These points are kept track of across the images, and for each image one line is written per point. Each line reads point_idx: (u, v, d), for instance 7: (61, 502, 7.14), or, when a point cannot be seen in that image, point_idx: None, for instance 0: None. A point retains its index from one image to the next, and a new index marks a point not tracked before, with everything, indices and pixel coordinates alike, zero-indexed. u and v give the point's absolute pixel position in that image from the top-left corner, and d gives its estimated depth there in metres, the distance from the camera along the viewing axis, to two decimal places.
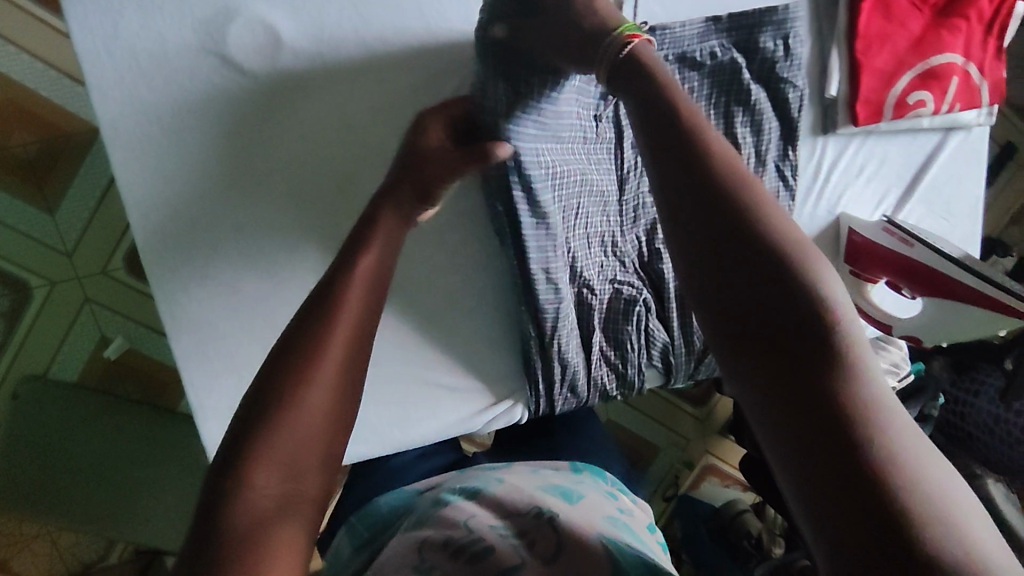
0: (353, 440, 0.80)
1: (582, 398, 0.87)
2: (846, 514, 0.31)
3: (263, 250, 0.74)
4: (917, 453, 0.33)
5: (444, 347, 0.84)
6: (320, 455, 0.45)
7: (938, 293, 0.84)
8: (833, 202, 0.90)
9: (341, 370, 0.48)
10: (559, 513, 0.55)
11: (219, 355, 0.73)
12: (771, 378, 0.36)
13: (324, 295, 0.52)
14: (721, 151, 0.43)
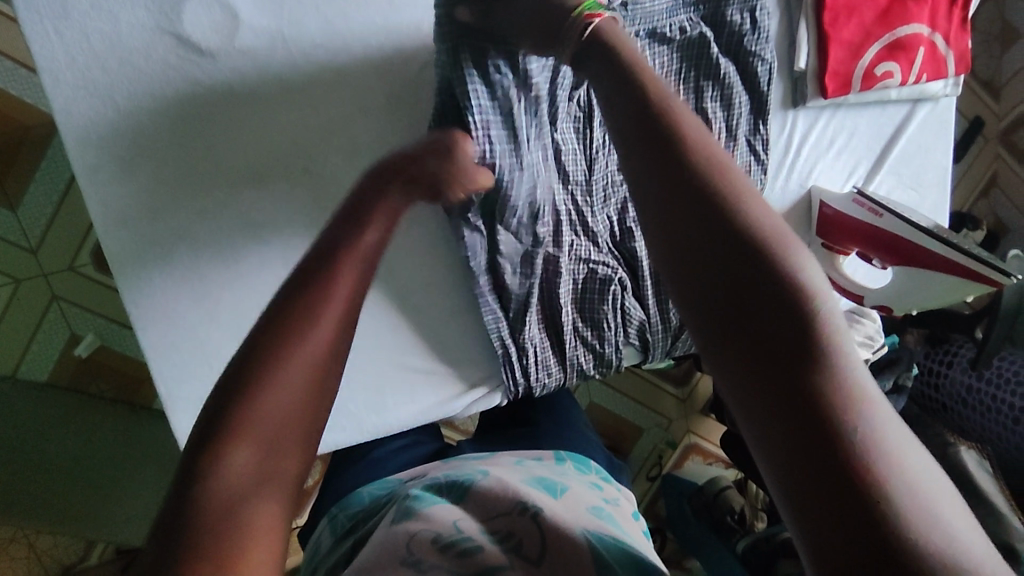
0: (330, 427, 0.79)
1: (560, 380, 0.86)
2: (831, 503, 0.30)
3: (230, 236, 0.72)
4: (898, 441, 0.32)
5: (419, 330, 0.83)
6: (302, 433, 0.41)
7: (907, 261, 0.84)
8: (804, 175, 0.91)
9: (329, 346, 0.44)
10: (544, 506, 0.54)
11: (189, 345, 0.72)
12: (754, 366, 0.35)
13: (310, 267, 0.48)
14: (698, 139, 0.41)
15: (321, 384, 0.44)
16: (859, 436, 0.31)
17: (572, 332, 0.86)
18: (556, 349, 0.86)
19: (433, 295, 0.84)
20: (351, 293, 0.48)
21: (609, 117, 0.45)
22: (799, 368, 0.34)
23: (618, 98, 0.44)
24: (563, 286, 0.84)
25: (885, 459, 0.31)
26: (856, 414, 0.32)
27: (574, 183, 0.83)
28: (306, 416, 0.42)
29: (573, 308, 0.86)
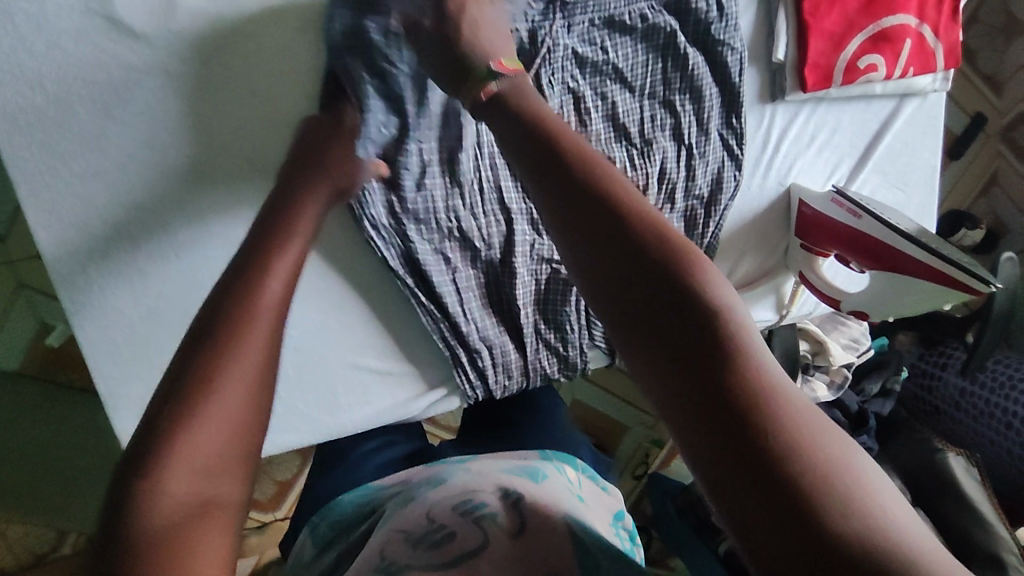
0: (281, 428, 0.77)
1: (522, 385, 0.83)
2: (778, 522, 0.29)
3: (169, 231, 0.69)
4: (835, 448, 0.31)
5: (377, 329, 0.79)
6: (241, 455, 0.38)
7: (886, 266, 0.80)
8: (784, 173, 0.87)
9: (262, 371, 0.41)
10: (525, 494, 0.52)
11: (128, 343, 0.70)
12: (682, 392, 0.34)
13: (223, 301, 0.44)
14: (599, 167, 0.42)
15: (253, 418, 0.40)
16: (785, 440, 0.31)
17: (532, 336, 0.84)
18: (519, 354, 0.83)
19: (391, 293, 0.79)
20: (277, 325, 0.44)
21: (512, 154, 0.45)
22: (728, 386, 0.33)
23: (518, 138, 0.45)
24: (522, 287, 0.81)
25: (855, 496, 0.29)
26: (777, 417, 0.32)
27: None
28: (243, 448, 0.38)
29: (535, 312, 0.83)
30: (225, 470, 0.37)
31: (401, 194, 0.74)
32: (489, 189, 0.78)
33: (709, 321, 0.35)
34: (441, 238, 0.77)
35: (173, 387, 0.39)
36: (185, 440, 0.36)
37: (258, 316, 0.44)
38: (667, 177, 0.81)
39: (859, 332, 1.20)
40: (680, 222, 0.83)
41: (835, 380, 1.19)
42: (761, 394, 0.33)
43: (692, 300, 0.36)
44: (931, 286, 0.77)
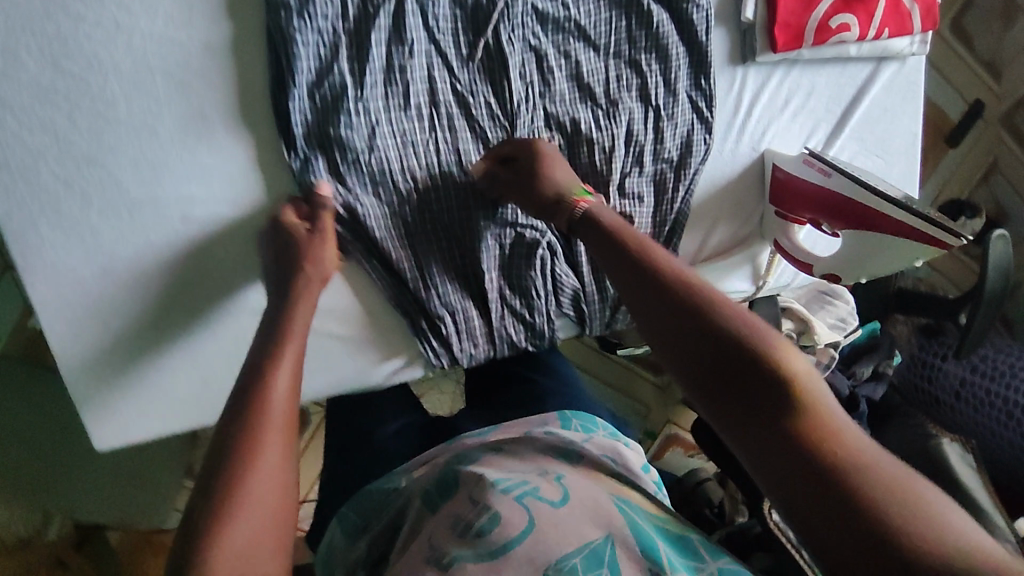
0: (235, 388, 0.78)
1: (488, 353, 0.84)
2: (816, 500, 0.42)
3: (120, 187, 0.69)
4: (856, 445, 0.43)
5: (338, 297, 0.77)
6: (274, 543, 0.46)
7: (861, 226, 0.77)
8: (757, 139, 0.85)
9: (282, 465, 0.50)
10: (563, 476, 0.56)
11: (80, 299, 0.71)
12: (741, 413, 0.47)
13: (240, 406, 0.52)
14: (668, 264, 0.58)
15: (281, 513, 0.48)
16: (815, 442, 0.44)
17: (497, 305, 0.83)
18: (483, 320, 0.83)
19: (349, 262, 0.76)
20: (287, 424, 0.53)
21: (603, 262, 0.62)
22: (773, 407, 0.46)
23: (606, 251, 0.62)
24: (484, 253, 0.80)
25: (872, 478, 0.41)
26: (809, 426, 0.45)
27: (494, 141, 0.77)
28: (272, 540, 0.46)
29: (500, 279, 0.82)
30: (259, 560, 0.44)
31: (350, 155, 0.72)
32: (448, 150, 0.76)
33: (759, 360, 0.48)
34: (397, 200, 0.75)
35: (206, 488, 0.47)
36: (221, 539, 0.44)
37: (269, 421, 0.52)
38: (634, 140, 0.81)
39: (847, 311, 1.17)
40: (649, 187, 0.82)
41: (821, 360, 1.14)
42: (799, 410, 0.46)
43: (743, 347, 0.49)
44: (909, 244, 0.75)
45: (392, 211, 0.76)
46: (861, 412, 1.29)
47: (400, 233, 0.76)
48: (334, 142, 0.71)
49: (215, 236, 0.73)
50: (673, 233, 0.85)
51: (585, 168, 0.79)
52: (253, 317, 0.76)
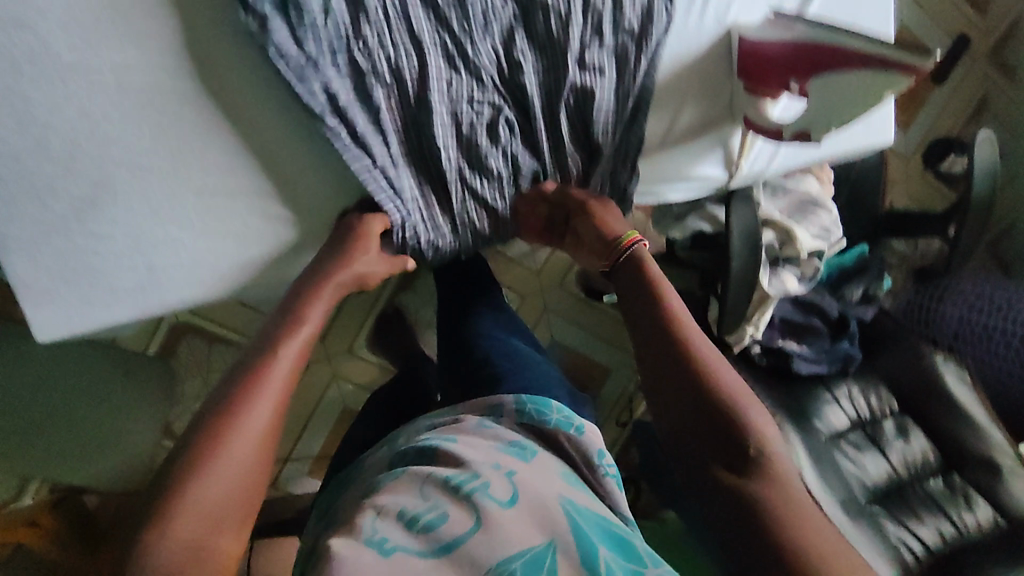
0: (188, 281, 0.78)
1: (453, 236, 0.87)
2: (750, 528, 0.61)
3: (46, 45, 0.64)
4: (790, 498, 0.63)
5: (288, 185, 0.79)
6: (238, 485, 0.58)
7: (826, 71, 0.72)
8: (721, 10, 0.82)
9: (269, 426, 0.63)
10: (516, 470, 0.65)
11: (12, 175, 0.67)
12: (717, 453, 0.67)
13: (237, 373, 0.66)
14: (687, 328, 0.76)
15: (251, 459, 0.60)
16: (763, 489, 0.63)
17: (458, 190, 0.83)
18: (444, 207, 0.83)
19: (300, 139, 0.77)
20: (280, 390, 0.66)
21: (635, 311, 0.80)
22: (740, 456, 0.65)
23: (637, 302, 0.80)
24: (441, 130, 0.77)
25: (794, 524, 0.60)
26: (763, 479, 0.64)
27: (444, 6, 0.71)
28: (241, 483, 0.59)
29: (461, 160, 0.81)
30: (221, 503, 0.57)
31: (292, 21, 0.65)
32: (400, 16, 0.70)
33: (739, 422, 0.67)
34: (349, 70, 0.70)
35: (195, 431, 0.60)
36: (194, 477, 0.57)
37: (265, 387, 0.65)
38: (592, 6, 0.77)
39: (829, 221, 1.14)
40: (612, 60, 0.80)
41: (806, 274, 1.15)
42: (759, 467, 0.65)
43: (732, 409, 0.68)
44: (877, 77, 0.69)
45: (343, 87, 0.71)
46: (852, 333, 1.29)
47: (357, 113, 0.72)
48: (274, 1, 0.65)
49: (148, 110, 0.69)
50: (637, 113, 0.84)
51: (540, 34, 0.76)
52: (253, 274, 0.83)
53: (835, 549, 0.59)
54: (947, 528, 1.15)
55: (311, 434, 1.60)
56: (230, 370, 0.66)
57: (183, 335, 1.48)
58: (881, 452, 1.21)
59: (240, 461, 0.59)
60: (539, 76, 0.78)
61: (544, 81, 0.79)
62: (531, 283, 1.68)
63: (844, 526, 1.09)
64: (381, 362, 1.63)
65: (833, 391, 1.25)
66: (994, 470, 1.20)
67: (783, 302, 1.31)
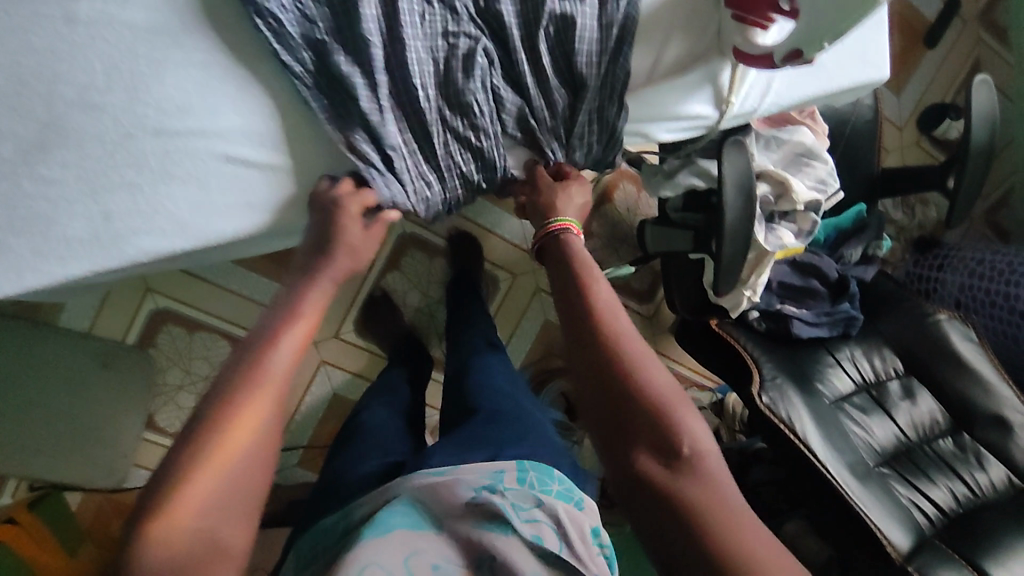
0: (141, 230, 0.70)
1: (444, 193, 0.80)
2: (674, 537, 0.62)
3: None
4: (717, 503, 0.64)
5: (250, 132, 0.72)
6: (231, 498, 0.56)
7: None
8: None
9: (267, 432, 0.60)
10: (499, 552, 0.71)
11: None
12: (643, 456, 0.67)
13: (243, 365, 0.62)
14: (612, 323, 0.77)
15: (247, 469, 0.57)
16: (688, 495, 0.64)
17: (443, 137, 0.77)
18: (430, 159, 0.78)
19: (252, 83, 0.71)
20: (281, 390, 0.62)
21: (562, 302, 0.81)
22: (665, 462, 0.66)
23: (566, 295, 0.81)
24: (418, 67, 0.73)
25: (722, 531, 0.61)
26: (688, 483, 0.65)
27: None
28: (236, 493, 0.56)
29: (440, 101, 0.76)
30: (214, 515, 0.55)
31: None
32: None
33: (666, 425, 0.68)
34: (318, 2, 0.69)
35: (191, 428, 0.57)
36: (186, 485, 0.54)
37: (264, 386, 0.61)
38: None
39: (825, 173, 1.10)
40: None
41: (802, 228, 1.12)
42: (684, 471, 0.65)
43: (657, 409, 0.69)
44: None
45: (310, 19, 0.69)
46: (852, 294, 1.25)
47: (322, 49, 0.70)
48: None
49: (96, 41, 0.66)
50: (622, 46, 0.79)
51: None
52: (230, 231, 0.74)
53: (760, 547, 0.61)
54: (961, 489, 1.11)
55: (299, 427, 1.53)
56: (229, 364, 0.62)
57: (165, 322, 1.38)
58: (887, 414, 1.16)
59: (237, 470, 0.57)
60: (516, 5, 0.75)
61: (519, 10, 0.75)
62: (523, 262, 1.65)
63: (861, 496, 1.02)
64: (372, 349, 1.56)
65: (834, 353, 1.21)
66: (1008, 427, 1.16)
67: (779, 265, 1.26)
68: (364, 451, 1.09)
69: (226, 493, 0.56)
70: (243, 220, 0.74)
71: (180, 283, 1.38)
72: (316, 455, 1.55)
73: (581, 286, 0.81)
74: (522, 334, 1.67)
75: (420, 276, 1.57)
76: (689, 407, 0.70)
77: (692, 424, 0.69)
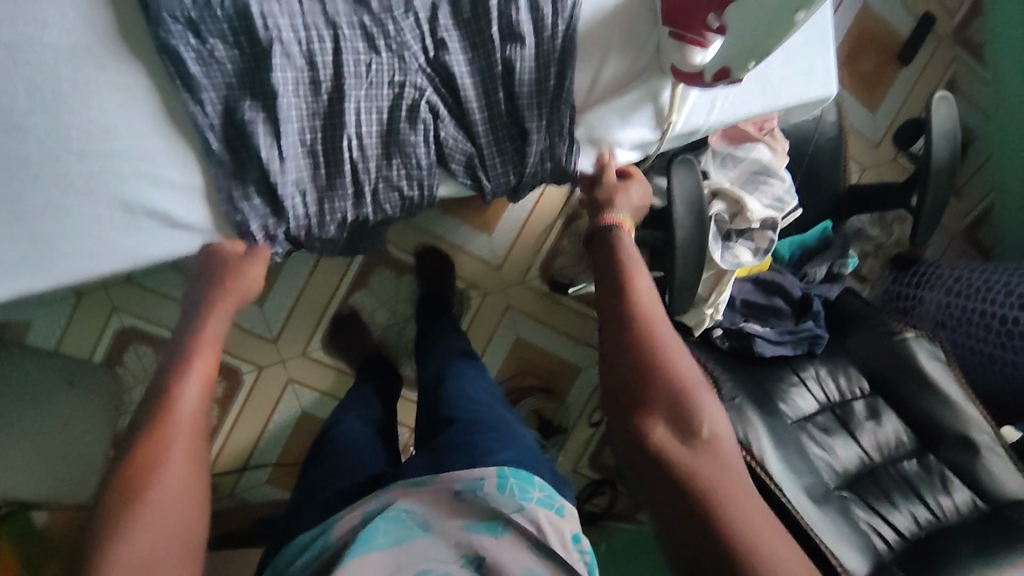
0: (67, 256, 0.70)
1: (338, 228, 0.79)
2: (693, 526, 0.65)
3: None
4: (739, 494, 0.68)
5: (178, 156, 0.72)
6: (167, 549, 0.59)
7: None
8: None
9: (189, 473, 0.64)
10: (484, 555, 0.72)
11: None
12: (670, 439, 0.71)
13: (150, 414, 0.67)
14: (652, 314, 0.81)
15: (171, 517, 0.61)
16: (711, 487, 0.67)
17: (371, 182, 0.78)
18: (356, 205, 0.78)
19: (181, 111, 0.71)
20: (193, 425, 0.69)
21: (605, 287, 0.86)
22: (692, 447, 0.71)
23: (610, 280, 0.85)
24: (356, 116, 0.75)
25: (741, 529, 0.64)
26: (710, 475, 0.68)
27: None
28: (175, 544, 0.60)
29: (377, 148, 0.77)
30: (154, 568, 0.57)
31: (186, 8, 0.68)
32: None
33: (696, 417, 0.73)
34: (250, 54, 0.70)
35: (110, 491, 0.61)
36: (115, 548, 0.56)
37: (174, 423, 0.67)
38: None
39: (782, 190, 1.09)
40: (528, 27, 0.78)
41: (760, 247, 1.10)
42: (707, 463, 0.69)
43: (688, 399, 0.74)
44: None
45: (224, 72, 0.70)
46: (816, 312, 1.23)
47: (229, 103, 0.71)
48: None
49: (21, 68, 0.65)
50: (559, 100, 0.81)
51: (460, 7, 0.77)
52: (152, 249, 0.73)
53: (759, 520, 0.66)
54: (923, 513, 1.08)
55: (267, 446, 1.52)
56: (139, 416, 0.67)
57: (131, 341, 1.36)
58: (851, 436, 1.14)
59: (166, 518, 0.60)
60: (467, 57, 0.78)
61: (471, 60, 0.78)
62: (493, 279, 1.64)
63: (813, 517, 1.00)
64: (340, 367, 1.55)
65: (799, 372, 1.19)
66: (973, 449, 1.14)
67: (742, 283, 1.25)
68: (318, 474, 1.08)
69: (157, 542, 0.58)
70: (167, 241, 0.74)
71: (145, 302, 1.36)
72: (285, 474, 1.54)
73: (623, 275, 0.85)
74: (494, 348, 1.66)
75: (389, 294, 1.56)
76: (717, 405, 0.75)
77: (719, 421, 0.74)
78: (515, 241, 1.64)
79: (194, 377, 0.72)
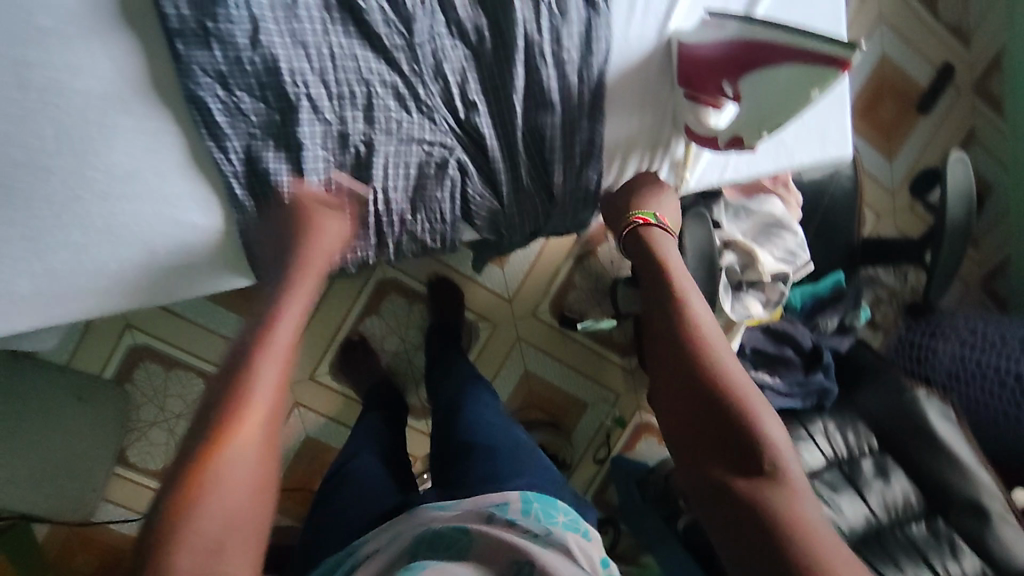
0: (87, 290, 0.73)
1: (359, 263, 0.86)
2: (757, 556, 0.62)
3: None
4: (808, 518, 0.64)
5: (202, 200, 0.74)
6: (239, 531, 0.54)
7: (751, 66, 0.71)
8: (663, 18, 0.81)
9: (259, 455, 0.58)
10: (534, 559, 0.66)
11: None
12: (723, 466, 0.68)
13: (218, 392, 0.60)
14: (699, 325, 0.77)
15: (243, 493, 0.56)
16: (778, 513, 0.63)
17: (394, 232, 0.84)
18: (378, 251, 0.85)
19: (204, 156, 0.73)
20: (268, 406, 0.60)
21: (648, 301, 0.81)
22: (750, 469, 0.67)
23: (654, 293, 0.81)
24: (384, 171, 0.78)
25: (809, 556, 0.60)
26: (773, 500, 0.64)
27: (393, 49, 0.73)
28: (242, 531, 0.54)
29: (404, 202, 0.82)
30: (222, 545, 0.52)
31: (216, 62, 0.68)
32: (344, 55, 0.72)
33: (751, 435, 0.68)
34: (280, 109, 0.72)
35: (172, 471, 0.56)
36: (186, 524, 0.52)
37: (249, 409, 0.59)
38: (531, 44, 0.76)
39: (795, 244, 1.08)
40: (556, 91, 0.79)
41: (770, 299, 1.10)
42: (769, 486, 0.66)
43: (740, 418, 0.69)
44: (798, 74, 0.69)
45: (250, 123, 0.71)
46: (826, 364, 1.22)
47: (252, 151, 0.73)
48: (211, 36, 0.67)
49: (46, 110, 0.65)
50: (587, 162, 0.85)
51: (490, 74, 0.77)
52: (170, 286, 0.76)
53: (830, 546, 0.61)
54: None
55: None
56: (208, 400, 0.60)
57: (141, 359, 1.33)
58: (858, 493, 1.12)
59: (232, 494, 0.55)
60: (494, 119, 0.79)
61: (499, 124, 0.80)
62: (504, 310, 1.64)
63: None
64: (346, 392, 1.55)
65: (807, 426, 1.17)
66: (985, 518, 1.12)
67: (751, 331, 1.25)
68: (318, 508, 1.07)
69: (229, 521, 0.54)
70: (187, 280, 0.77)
71: (166, 323, 1.33)
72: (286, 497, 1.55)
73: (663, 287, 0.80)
74: (501, 381, 1.66)
75: (399, 322, 1.57)
76: (776, 421, 0.71)
77: (780, 436, 0.70)
78: (527, 273, 1.64)
79: (275, 357, 0.64)
